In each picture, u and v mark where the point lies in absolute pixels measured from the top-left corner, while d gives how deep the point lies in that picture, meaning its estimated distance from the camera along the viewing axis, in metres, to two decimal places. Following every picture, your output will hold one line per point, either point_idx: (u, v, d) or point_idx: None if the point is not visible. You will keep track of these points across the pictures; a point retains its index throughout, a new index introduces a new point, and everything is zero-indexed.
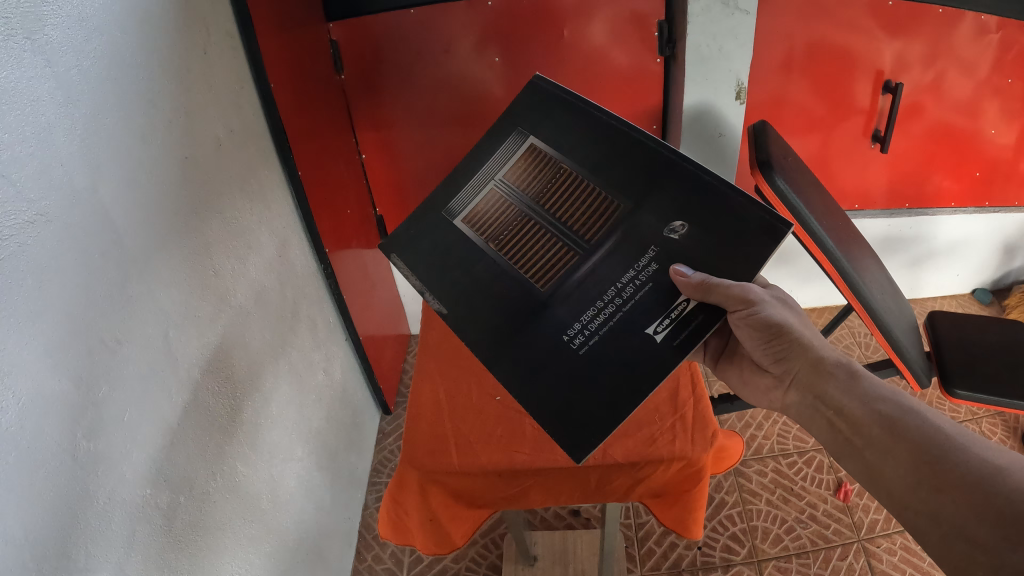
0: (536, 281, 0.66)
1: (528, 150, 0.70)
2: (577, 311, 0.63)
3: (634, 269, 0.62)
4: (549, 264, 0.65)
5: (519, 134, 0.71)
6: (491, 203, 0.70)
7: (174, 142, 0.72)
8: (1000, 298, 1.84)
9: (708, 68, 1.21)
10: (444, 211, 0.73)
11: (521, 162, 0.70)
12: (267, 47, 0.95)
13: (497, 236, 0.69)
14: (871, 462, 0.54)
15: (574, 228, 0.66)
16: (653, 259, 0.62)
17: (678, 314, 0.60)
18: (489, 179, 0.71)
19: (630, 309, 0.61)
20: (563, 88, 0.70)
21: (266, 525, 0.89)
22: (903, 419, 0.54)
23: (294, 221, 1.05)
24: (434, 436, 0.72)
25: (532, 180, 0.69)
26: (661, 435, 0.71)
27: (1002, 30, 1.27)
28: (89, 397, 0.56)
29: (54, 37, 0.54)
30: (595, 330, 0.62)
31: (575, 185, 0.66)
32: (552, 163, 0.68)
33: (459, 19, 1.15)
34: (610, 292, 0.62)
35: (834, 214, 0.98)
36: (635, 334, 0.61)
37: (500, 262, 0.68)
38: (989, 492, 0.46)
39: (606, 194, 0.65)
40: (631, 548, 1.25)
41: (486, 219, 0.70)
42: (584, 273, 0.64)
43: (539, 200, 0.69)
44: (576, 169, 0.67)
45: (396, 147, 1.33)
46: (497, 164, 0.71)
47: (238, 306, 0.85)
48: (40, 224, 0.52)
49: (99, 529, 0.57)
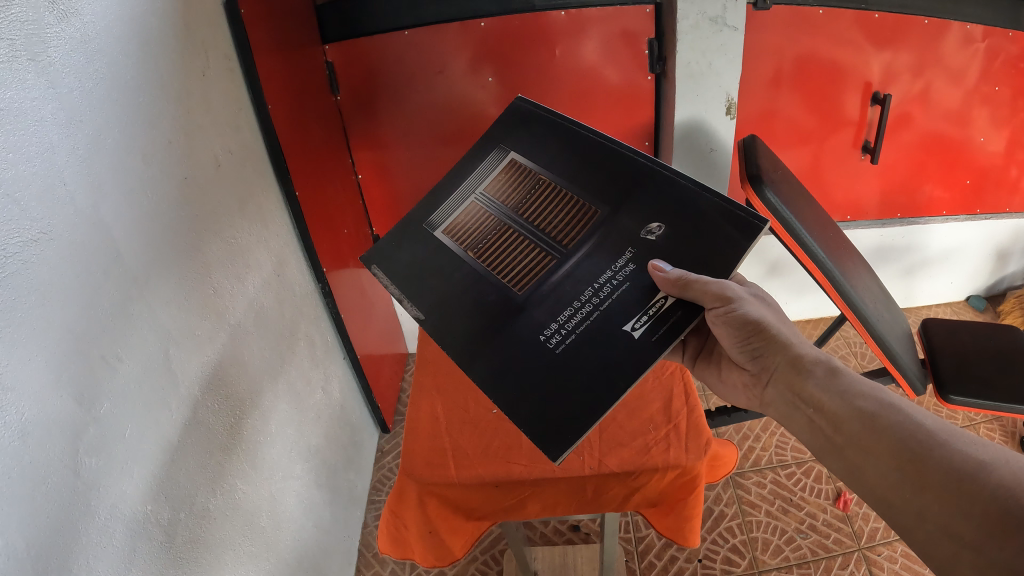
0: (513, 286, 0.66)
1: (509, 164, 0.73)
2: (554, 312, 0.63)
3: (612, 270, 0.64)
4: (527, 270, 0.67)
5: (501, 150, 0.74)
6: (471, 214, 0.72)
7: (174, 162, 0.73)
8: (994, 304, 1.85)
9: (698, 85, 1.23)
10: (424, 224, 0.73)
11: (502, 176, 0.73)
12: (265, 69, 0.97)
13: (476, 245, 0.70)
14: (854, 460, 0.55)
15: (551, 234, 0.68)
16: (629, 260, 0.64)
17: (656, 311, 0.61)
18: (469, 194, 0.74)
19: (607, 307, 0.62)
20: (544, 108, 0.75)
21: (267, 543, 0.90)
22: (882, 416, 0.54)
23: (291, 240, 1.06)
24: (430, 449, 0.73)
25: (512, 192, 0.72)
26: (655, 445, 0.71)
27: (987, 39, 1.30)
28: (91, 413, 0.57)
29: (56, 59, 0.55)
30: (572, 329, 0.62)
31: (555, 194, 0.69)
32: (532, 175, 0.71)
33: (453, 39, 1.17)
34: (587, 292, 0.63)
35: (825, 224, 0.99)
36: (613, 331, 0.61)
37: (475, 265, 0.68)
38: (972, 488, 0.47)
39: (584, 200, 0.68)
40: (632, 563, 1.25)
41: (465, 229, 0.71)
42: (561, 275, 0.65)
43: (518, 210, 0.71)
44: (556, 179, 0.70)
45: (392, 167, 1.34)
46: (478, 179, 0.74)
47: (237, 323, 0.86)
48: (43, 242, 0.53)
49: (100, 545, 0.57)
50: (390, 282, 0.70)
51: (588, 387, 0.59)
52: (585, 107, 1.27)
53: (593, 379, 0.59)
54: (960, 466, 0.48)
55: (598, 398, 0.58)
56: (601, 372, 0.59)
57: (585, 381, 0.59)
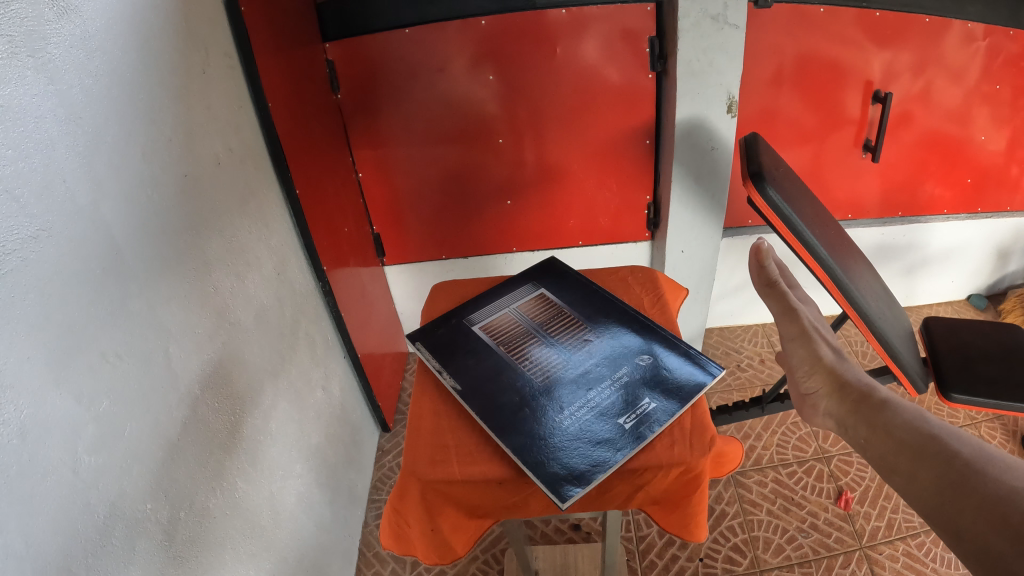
0: (533, 377, 0.74)
1: (539, 296, 0.86)
2: (565, 405, 0.70)
3: (613, 378, 0.73)
4: (547, 369, 0.74)
5: (532, 285, 0.88)
6: (503, 321, 0.82)
7: (174, 160, 0.73)
8: (995, 304, 1.83)
9: (700, 83, 1.17)
10: (463, 318, 0.84)
11: (531, 302, 0.85)
12: (265, 67, 0.97)
13: (506, 342, 0.79)
14: (901, 486, 0.57)
15: (568, 347, 0.77)
16: (628, 372, 0.73)
17: (642, 411, 0.69)
18: (504, 307, 0.85)
19: (605, 406, 0.70)
20: (576, 270, 0.91)
21: (267, 542, 0.89)
22: (935, 447, 0.56)
23: (291, 239, 1.06)
24: (434, 446, 0.72)
25: (538, 313, 0.83)
26: (660, 441, 0.69)
27: (989, 37, 1.29)
28: (90, 412, 0.57)
29: (56, 56, 0.55)
30: (577, 418, 0.69)
31: (576, 326, 0.80)
32: (556, 307, 0.84)
33: (453, 37, 1.17)
34: (591, 396, 0.71)
35: (826, 222, 0.99)
36: (607, 421, 0.68)
37: (502, 358, 0.77)
38: (980, 492, 0.50)
39: (595, 332, 0.79)
40: (633, 562, 1.25)
41: (498, 328, 0.81)
42: (572, 371, 0.74)
43: (544, 326, 0.81)
44: (576, 314, 0.82)
45: (393, 165, 1.35)
46: (512, 299, 0.86)
47: (238, 322, 0.86)
48: (42, 239, 0.53)
49: (100, 544, 0.57)
50: (430, 355, 0.79)
51: (591, 460, 0.64)
52: (586, 106, 1.27)
53: (593, 453, 0.65)
54: (999, 492, 0.50)
55: (596, 469, 0.63)
56: (603, 446, 0.66)
57: (588, 452, 0.65)
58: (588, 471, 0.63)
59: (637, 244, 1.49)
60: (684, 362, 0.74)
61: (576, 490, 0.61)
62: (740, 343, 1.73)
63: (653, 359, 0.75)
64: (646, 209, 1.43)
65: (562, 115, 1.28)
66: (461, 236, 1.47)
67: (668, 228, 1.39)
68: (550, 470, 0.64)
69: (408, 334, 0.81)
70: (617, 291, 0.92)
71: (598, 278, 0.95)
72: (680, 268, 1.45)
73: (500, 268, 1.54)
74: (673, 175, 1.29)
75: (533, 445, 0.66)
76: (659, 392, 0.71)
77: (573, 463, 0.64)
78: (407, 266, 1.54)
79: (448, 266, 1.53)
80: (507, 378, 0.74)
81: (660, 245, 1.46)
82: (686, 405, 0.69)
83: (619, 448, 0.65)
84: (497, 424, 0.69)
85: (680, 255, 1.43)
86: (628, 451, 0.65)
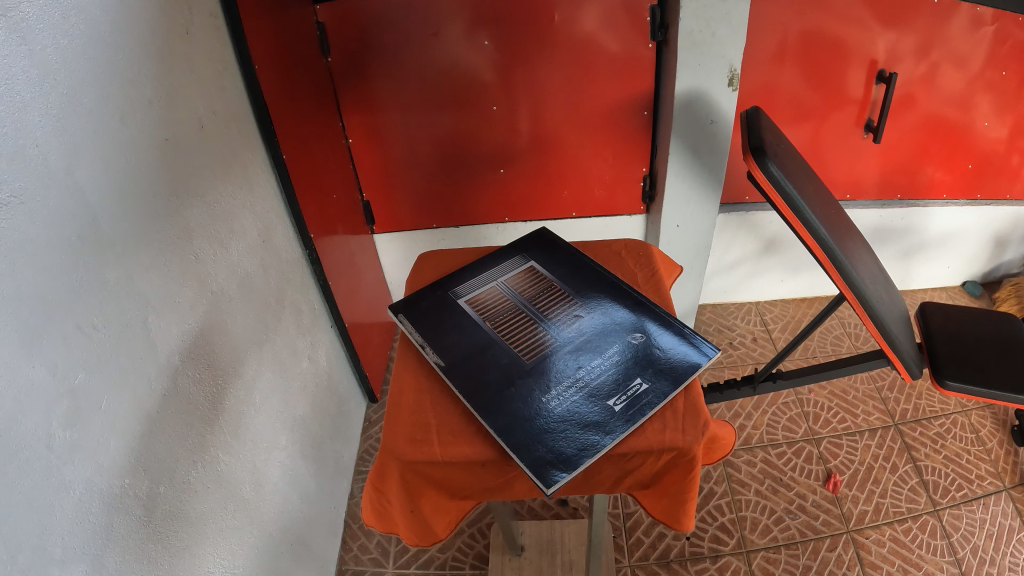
0: (522, 354, 0.72)
1: (527, 269, 0.84)
2: (552, 383, 0.69)
3: (602, 357, 0.71)
4: (535, 344, 0.73)
5: (521, 258, 0.86)
6: (491, 295, 0.80)
7: (155, 124, 0.70)
8: (989, 292, 1.81)
9: (700, 54, 1.13)
10: (449, 291, 0.82)
11: (520, 275, 0.83)
12: (251, 28, 0.93)
13: (493, 316, 0.77)
14: None
15: (556, 324, 0.75)
16: (617, 352, 0.72)
17: (632, 394, 0.67)
18: (492, 280, 0.83)
19: (594, 386, 0.68)
20: (565, 242, 0.88)
21: (251, 515, 0.88)
22: None
23: (277, 205, 1.03)
24: (414, 425, 0.70)
25: (528, 287, 0.81)
26: (650, 425, 0.67)
27: (997, 22, 1.26)
28: (65, 385, 0.55)
29: (30, 14, 0.52)
30: (566, 397, 0.67)
31: (564, 302, 0.78)
32: (546, 281, 0.82)
33: (448, 3, 1.13)
34: (579, 373, 0.69)
35: (826, 202, 0.97)
36: (596, 402, 0.67)
37: (489, 333, 0.75)
38: None
39: (583, 308, 0.77)
40: (620, 538, 1.26)
41: (484, 302, 0.79)
42: (560, 348, 0.72)
43: (532, 300, 0.79)
44: (565, 289, 0.80)
45: (384, 131, 1.32)
46: (500, 270, 0.84)
47: (218, 289, 0.83)
48: (14, 206, 0.50)
49: (77, 521, 0.55)
50: (413, 329, 0.77)
51: (578, 444, 0.63)
52: (584, 76, 1.23)
53: (581, 437, 0.63)
54: None
55: (584, 453, 0.62)
56: (591, 428, 0.64)
57: (575, 435, 0.64)
58: (576, 455, 0.62)
59: (631, 217, 1.47)
60: (678, 341, 0.72)
61: (563, 475, 0.60)
62: (732, 320, 1.72)
63: (646, 337, 0.73)
64: (642, 181, 1.40)
65: (558, 85, 1.24)
66: (452, 205, 1.45)
67: (663, 203, 1.37)
68: (536, 453, 0.62)
69: (391, 306, 0.79)
70: (611, 267, 0.90)
71: (592, 252, 0.93)
72: (675, 243, 1.43)
73: (491, 238, 1.51)
74: (672, 149, 1.26)
75: (521, 426, 0.65)
76: (650, 373, 0.69)
77: (560, 447, 0.63)
78: (396, 234, 1.51)
79: (438, 236, 1.50)
80: (496, 355, 0.72)
81: (654, 220, 1.44)
82: (677, 386, 0.68)
83: (608, 431, 0.64)
84: (485, 402, 0.67)
85: (675, 230, 1.41)
86: (618, 435, 0.63)
